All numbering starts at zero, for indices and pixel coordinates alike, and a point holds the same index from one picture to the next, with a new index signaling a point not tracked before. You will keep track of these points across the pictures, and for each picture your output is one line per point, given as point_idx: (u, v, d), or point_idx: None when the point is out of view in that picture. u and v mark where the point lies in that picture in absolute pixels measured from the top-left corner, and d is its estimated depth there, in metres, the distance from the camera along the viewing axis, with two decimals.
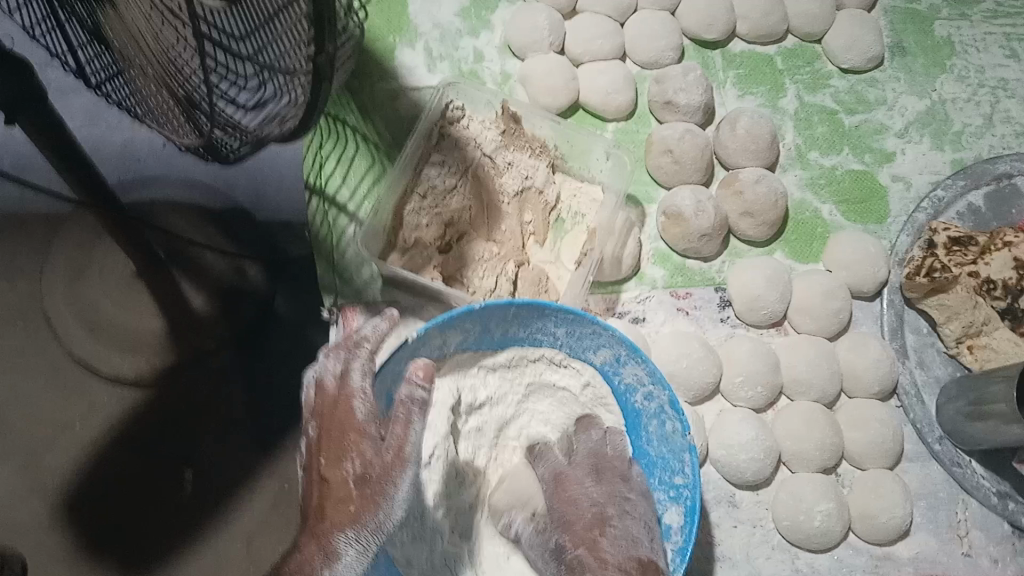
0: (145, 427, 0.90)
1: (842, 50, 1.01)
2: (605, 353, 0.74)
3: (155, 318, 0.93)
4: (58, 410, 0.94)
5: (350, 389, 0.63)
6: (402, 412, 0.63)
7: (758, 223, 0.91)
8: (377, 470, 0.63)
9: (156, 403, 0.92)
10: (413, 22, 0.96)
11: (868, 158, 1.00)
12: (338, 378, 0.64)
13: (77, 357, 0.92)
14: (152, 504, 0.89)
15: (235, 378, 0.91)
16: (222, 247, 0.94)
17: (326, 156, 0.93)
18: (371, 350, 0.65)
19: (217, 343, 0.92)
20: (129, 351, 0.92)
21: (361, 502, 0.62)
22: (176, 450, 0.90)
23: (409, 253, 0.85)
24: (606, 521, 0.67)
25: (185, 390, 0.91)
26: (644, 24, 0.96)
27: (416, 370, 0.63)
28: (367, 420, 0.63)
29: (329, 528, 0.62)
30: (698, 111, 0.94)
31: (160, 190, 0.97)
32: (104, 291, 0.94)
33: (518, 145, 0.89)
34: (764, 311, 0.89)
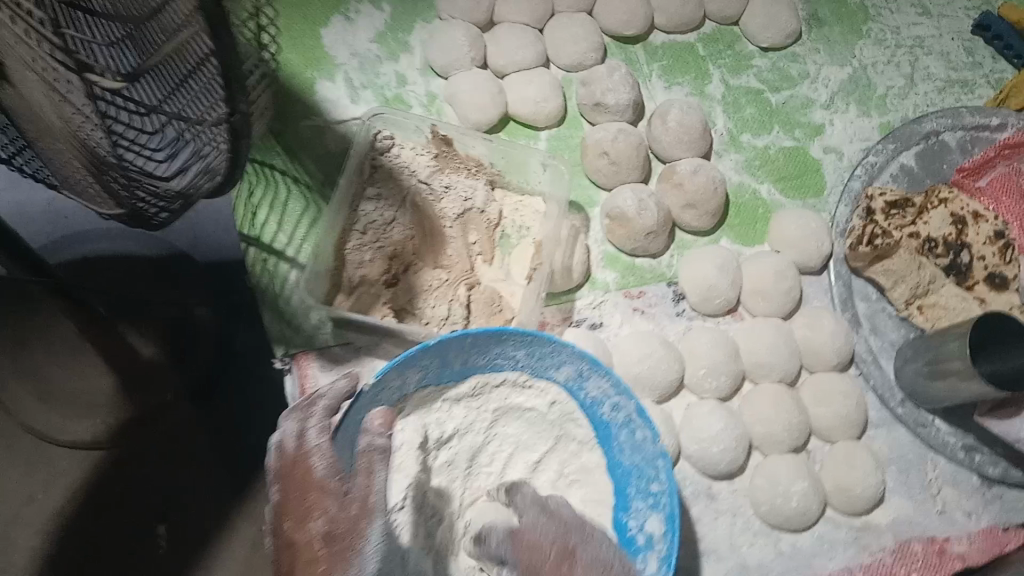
0: (111, 479, 1.04)
1: (759, 29, 1.02)
2: (567, 369, 0.74)
3: (106, 378, 1.06)
4: (30, 476, 1.04)
5: (308, 447, 0.63)
6: (363, 461, 0.64)
7: (701, 214, 0.92)
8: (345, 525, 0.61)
9: (127, 457, 1.05)
10: (330, 54, 0.93)
11: (798, 134, 1.01)
12: (298, 438, 0.64)
13: (36, 422, 1.04)
14: (135, 560, 1.01)
15: (201, 423, 1.07)
16: (174, 300, 1.07)
17: (258, 204, 0.88)
18: (328, 406, 0.66)
19: (176, 395, 1.06)
20: (82, 416, 1.05)
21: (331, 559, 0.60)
22: (152, 504, 1.03)
23: (356, 292, 0.83)
24: (572, 554, 0.66)
25: (157, 439, 1.05)
26: (565, 28, 0.95)
27: (376, 420, 0.66)
28: (329, 474, 0.63)
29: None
30: (629, 108, 0.93)
31: (98, 252, 1.09)
32: (61, 362, 1.06)
33: (453, 168, 0.88)
34: (718, 299, 0.89)
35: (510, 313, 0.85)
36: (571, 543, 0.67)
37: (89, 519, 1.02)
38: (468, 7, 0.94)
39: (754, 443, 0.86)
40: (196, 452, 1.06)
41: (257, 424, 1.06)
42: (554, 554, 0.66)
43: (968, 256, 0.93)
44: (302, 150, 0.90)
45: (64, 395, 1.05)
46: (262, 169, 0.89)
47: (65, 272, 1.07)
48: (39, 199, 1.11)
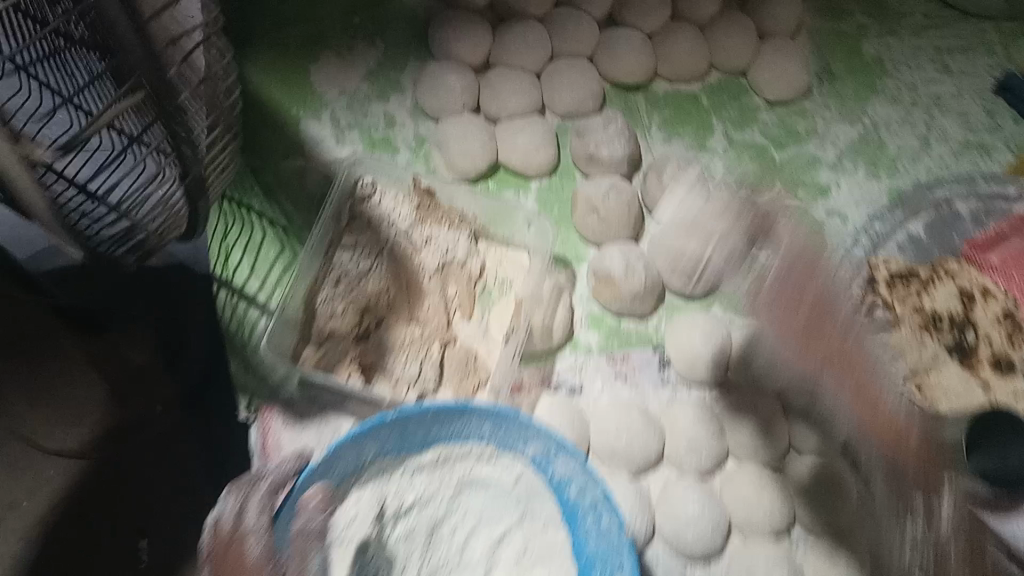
0: (80, 499, 0.87)
1: (768, 82, 0.97)
2: (536, 445, 0.71)
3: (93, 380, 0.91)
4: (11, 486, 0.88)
5: (244, 528, 0.59)
6: (298, 546, 0.62)
7: (692, 277, 0.87)
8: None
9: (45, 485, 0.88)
10: (319, 89, 0.90)
11: (801, 194, 0.96)
12: (236, 516, 0.60)
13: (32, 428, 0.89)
14: None
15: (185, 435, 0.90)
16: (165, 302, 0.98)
17: (233, 246, 0.85)
18: (272, 486, 0.63)
19: (165, 407, 0.91)
20: (70, 422, 0.90)
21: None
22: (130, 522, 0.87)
23: (323, 347, 0.79)
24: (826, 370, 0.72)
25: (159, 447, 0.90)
26: (564, 74, 0.92)
27: (313, 499, 0.63)
28: (263, 561, 0.58)
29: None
30: (624, 162, 0.90)
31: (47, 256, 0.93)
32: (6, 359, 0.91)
33: (435, 219, 0.86)
34: (706, 369, 0.85)
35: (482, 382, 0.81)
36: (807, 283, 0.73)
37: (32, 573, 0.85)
38: (464, 50, 0.91)
39: (732, 525, 0.83)
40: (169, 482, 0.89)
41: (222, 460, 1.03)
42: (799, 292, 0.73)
43: (974, 335, 0.88)
44: (281, 192, 0.87)
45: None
46: (241, 210, 0.87)
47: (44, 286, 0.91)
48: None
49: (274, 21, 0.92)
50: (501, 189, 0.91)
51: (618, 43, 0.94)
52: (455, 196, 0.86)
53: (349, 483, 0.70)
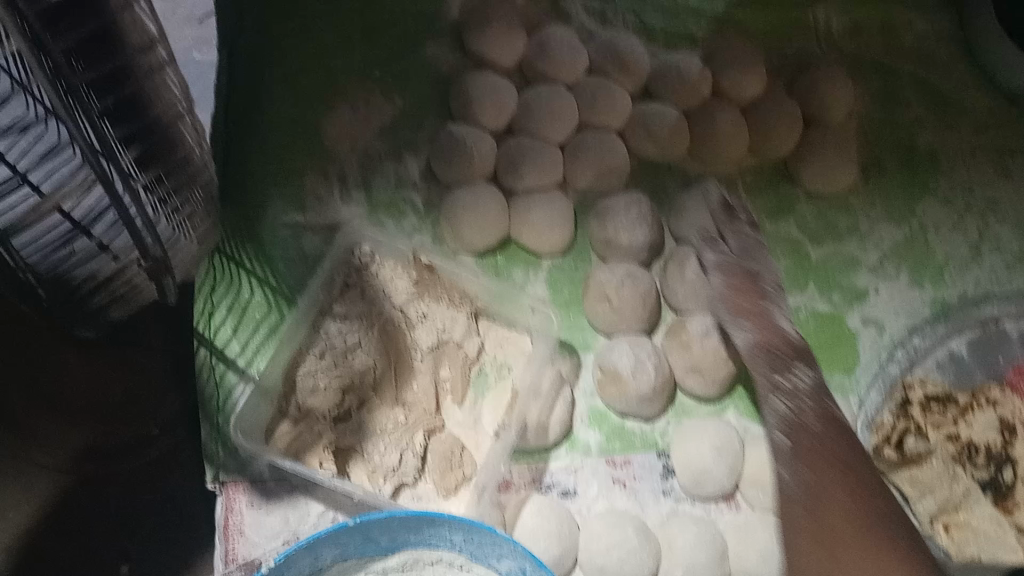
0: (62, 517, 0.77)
1: (809, 172, 0.91)
2: (509, 562, 0.64)
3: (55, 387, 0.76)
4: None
5: None
6: None
7: (707, 382, 0.81)
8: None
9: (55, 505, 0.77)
10: (330, 145, 0.87)
11: (837, 297, 0.89)
12: None
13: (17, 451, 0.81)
14: None
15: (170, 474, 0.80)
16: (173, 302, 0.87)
17: (219, 303, 0.80)
18: None
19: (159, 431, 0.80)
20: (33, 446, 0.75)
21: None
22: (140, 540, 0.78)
23: (300, 424, 0.74)
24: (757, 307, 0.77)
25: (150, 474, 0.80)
26: (589, 147, 0.86)
27: None
28: None
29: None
30: (644, 249, 0.84)
31: None
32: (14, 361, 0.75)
33: (433, 294, 0.80)
34: (712, 486, 0.78)
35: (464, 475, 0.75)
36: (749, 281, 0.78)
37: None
38: (486, 113, 0.86)
39: None
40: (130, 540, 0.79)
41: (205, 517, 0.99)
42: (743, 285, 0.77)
43: (1012, 473, 0.80)
44: (277, 250, 0.83)
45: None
46: (232, 264, 0.82)
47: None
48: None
49: (291, 68, 0.88)
50: (510, 266, 0.86)
51: (650, 118, 0.88)
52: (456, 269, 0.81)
53: None
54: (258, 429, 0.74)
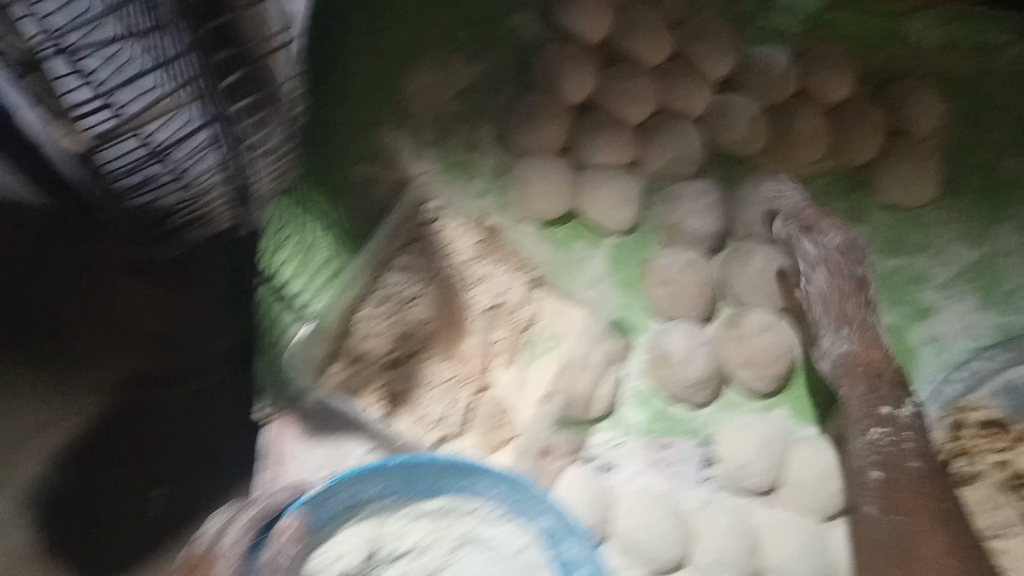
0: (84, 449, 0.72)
1: (886, 183, 0.89)
2: (547, 518, 0.69)
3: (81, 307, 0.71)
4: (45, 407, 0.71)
5: (220, 548, 0.56)
6: None
7: (758, 376, 0.81)
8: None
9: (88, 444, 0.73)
10: (403, 99, 0.85)
11: (901, 311, 0.90)
12: (217, 533, 0.57)
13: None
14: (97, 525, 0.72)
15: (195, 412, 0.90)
16: None
17: (284, 242, 0.80)
18: (258, 515, 0.59)
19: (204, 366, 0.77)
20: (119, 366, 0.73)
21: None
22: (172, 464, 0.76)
23: (352, 367, 0.76)
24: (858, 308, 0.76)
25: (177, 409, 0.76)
26: (666, 132, 0.86)
27: (286, 535, 0.59)
28: None
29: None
30: (710, 238, 0.84)
31: None
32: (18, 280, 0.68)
33: (496, 257, 0.81)
34: (751, 479, 0.78)
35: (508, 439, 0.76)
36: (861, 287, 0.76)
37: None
38: (570, 86, 0.85)
39: None
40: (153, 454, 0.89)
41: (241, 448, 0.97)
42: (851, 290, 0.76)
43: None
44: (344, 196, 0.83)
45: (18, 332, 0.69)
46: (300, 205, 0.81)
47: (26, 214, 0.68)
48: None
49: (367, 9, 0.83)
50: (571, 239, 0.86)
51: (731, 111, 0.88)
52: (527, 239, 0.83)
53: (340, 522, 0.64)
54: (312, 370, 0.75)
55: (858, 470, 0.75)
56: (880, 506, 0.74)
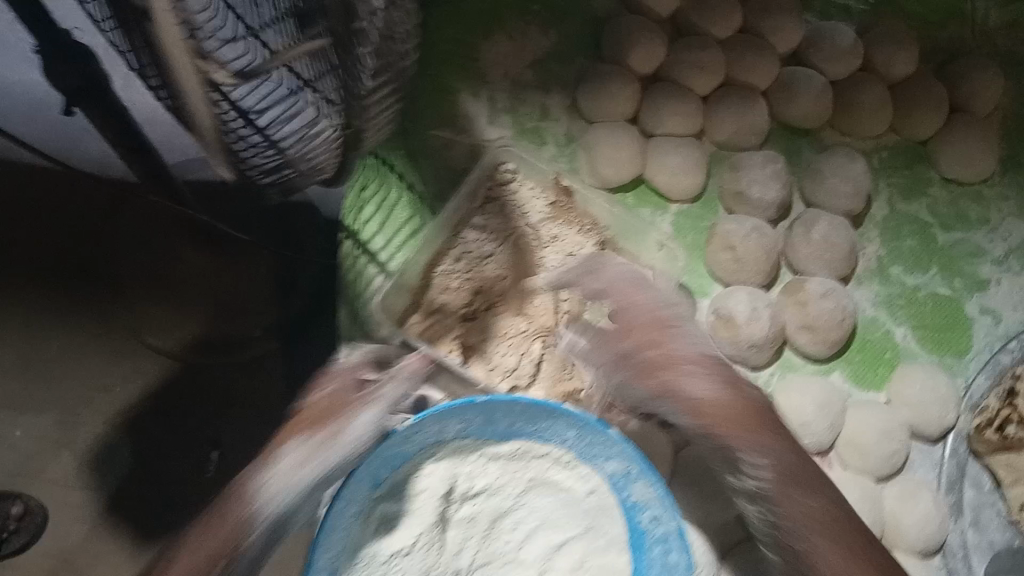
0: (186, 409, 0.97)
1: (947, 157, 0.91)
2: (615, 464, 0.71)
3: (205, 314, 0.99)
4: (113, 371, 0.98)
5: (343, 365, 0.68)
6: (371, 395, 0.65)
7: (818, 340, 0.84)
8: (229, 524, 0.56)
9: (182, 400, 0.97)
10: (485, 70, 0.91)
11: (957, 283, 0.90)
12: (356, 363, 0.69)
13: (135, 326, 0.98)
14: None
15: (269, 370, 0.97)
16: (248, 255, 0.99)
17: (366, 200, 0.87)
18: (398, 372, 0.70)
19: None
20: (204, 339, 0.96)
21: (202, 538, 0.55)
22: None
23: (432, 317, 0.80)
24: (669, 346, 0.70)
25: None
26: (733, 101, 0.88)
27: (416, 362, 0.72)
28: (348, 388, 0.65)
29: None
30: (773, 206, 0.87)
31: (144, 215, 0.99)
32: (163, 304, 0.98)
33: (567, 219, 0.85)
34: (809, 438, 0.81)
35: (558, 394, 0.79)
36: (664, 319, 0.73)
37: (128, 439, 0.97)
38: (638, 57, 0.89)
39: None
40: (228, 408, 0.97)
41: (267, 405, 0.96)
42: (650, 324, 0.73)
43: None
44: (424, 157, 0.88)
45: None
46: (382, 166, 0.88)
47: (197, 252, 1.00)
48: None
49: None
50: (638, 205, 0.90)
51: (797, 83, 0.90)
52: (597, 202, 0.84)
53: (423, 456, 0.71)
54: (392, 316, 0.78)
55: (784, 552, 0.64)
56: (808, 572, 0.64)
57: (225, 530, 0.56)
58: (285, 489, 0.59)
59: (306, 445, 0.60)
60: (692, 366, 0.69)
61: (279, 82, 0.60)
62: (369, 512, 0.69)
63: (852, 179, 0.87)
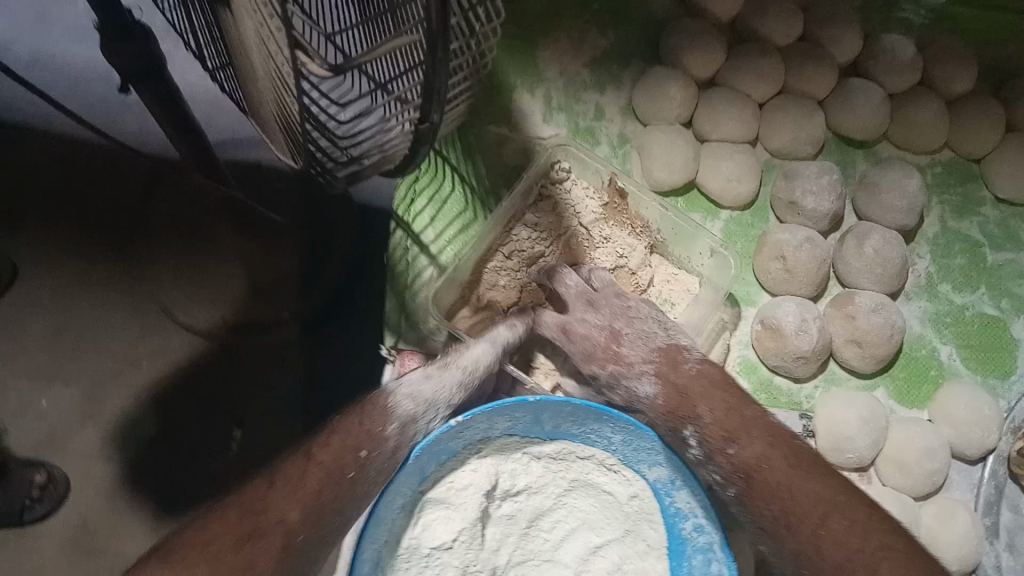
0: (202, 378, 0.97)
1: (1002, 176, 0.89)
2: (660, 470, 0.71)
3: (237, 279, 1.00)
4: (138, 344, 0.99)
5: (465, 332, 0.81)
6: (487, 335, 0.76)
7: (865, 355, 0.83)
8: (371, 423, 0.67)
9: (203, 376, 0.97)
10: (542, 69, 0.93)
11: (1004, 304, 0.89)
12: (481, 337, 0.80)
13: (166, 302, 1.00)
14: (207, 453, 0.95)
15: (296, 354, 0.96)
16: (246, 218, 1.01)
17: (419, 193, 0.89)
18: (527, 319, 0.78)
19: (294, 314, 0.97)
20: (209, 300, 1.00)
21: (348, 431, 0.65)
22: (246, 405, 0.95)
23: (481, 312, 0.82)
24: (618, 336, 0.73)
25: (252, 358, 0.97)
26: (790, 109, 0.88)
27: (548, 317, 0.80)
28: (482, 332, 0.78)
29: (296, 471, 0.60)
30: (827, 218, 0.86)
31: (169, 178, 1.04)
32: (178, 273, 1.01)
33: (618, 221, 0.85)
34: (849, 453, 0.81)
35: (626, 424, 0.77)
36: (619, 329, 0.74)
37: (155, 413, 0.97)
38: (696, 61, 0.88)
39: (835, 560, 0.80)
40: (253, 389, 0.96)
41: (264, 384, 0.96)
42: (604, 339, 0.74)
43: None
44: (478, 153, 0.90)
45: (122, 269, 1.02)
46: (437, 161, 0.90)
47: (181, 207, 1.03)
48: (68, 46, 1.07)
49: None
50: (689, 209, 0.90)
51: (855, 93, 0.89)
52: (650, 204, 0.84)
53: (469, 452, 0.72)
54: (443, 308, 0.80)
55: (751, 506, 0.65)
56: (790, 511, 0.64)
57: (372, 427, 0.66)
58: (411, 404, 0.69)
59: (428, 373, 0.71)
60: (640, 366, 0.71)
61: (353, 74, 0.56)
62: (414, 504, 0.70)
63: (908, 193, 0.86)
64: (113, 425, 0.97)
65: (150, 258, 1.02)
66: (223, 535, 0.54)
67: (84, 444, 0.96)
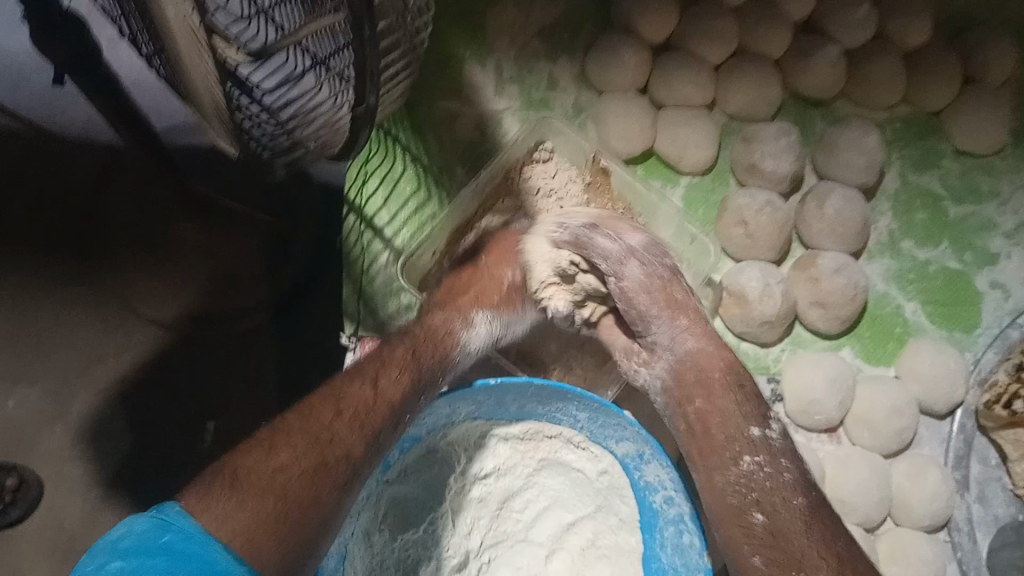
0: (167, 370, 0.91)
1: (962, 129, 0.88)
2: (627, 446, 0.70)
3: (201, 268, 0.92)
4: (100, 340, 0.92)
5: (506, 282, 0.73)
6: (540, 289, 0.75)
7: (829, 316, 0.83)
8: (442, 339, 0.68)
9: (169, 370, 0.91)
10: (491, 38, 0.92)
11: (967, 257, 0.89)
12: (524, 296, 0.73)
13: (129, 297, 0.92)
14: (177, 449, 0.89)
15: (265, 343, 0.91)
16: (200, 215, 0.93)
17: (371, 173, 0.92)
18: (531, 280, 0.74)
19: (255, 304, 0.91)
20: (168, 291, 0.92)
21: (427, 341, 0.67)
22: (212, 398, 0.90)
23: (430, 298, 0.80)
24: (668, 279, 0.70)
25: (222, 348, 0.91)
26: (748, 70, 0.86)
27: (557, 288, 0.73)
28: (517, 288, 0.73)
29: (376, 369, 0.63)
30: (786, 180, 0.85)
31: (120, 172, 0.94)
32: (139, 263, 0.93)
33: (602, 201, 0.81)
34: (818, 414, 0.82)
35: (582, 316, 0.74)
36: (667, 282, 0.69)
37: (124, 411, 0.91)
38: (649, 26, 0.87)
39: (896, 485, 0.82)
40: (221, 379, 0.90)
41: (239, 375, 0.90)
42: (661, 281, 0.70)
43: None
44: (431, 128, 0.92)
45: (78, 269, 0.93)
46: (386, 138, 0.93)
47: (128, 193, 0.94)
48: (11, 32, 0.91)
49: None
50: (649, 176, 0.90)
51: (814, 53, 0.87)
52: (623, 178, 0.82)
53: (435, 437, 0.71)
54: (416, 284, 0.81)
55: (736, 509, 0.61)
56: (771, 554, 0.58)
57: (431, 347, 0.67)
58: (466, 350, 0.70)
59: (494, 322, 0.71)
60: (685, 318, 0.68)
61: (287, 59, 0.56)
62: (379, 495, 0.69)
63: (867, 151, 0.85)
64: (75, 426, 0.90)
65: (108, 254, 0.93)
66: (295, 462, 0.55)
67: (55, 444, 0.90)
